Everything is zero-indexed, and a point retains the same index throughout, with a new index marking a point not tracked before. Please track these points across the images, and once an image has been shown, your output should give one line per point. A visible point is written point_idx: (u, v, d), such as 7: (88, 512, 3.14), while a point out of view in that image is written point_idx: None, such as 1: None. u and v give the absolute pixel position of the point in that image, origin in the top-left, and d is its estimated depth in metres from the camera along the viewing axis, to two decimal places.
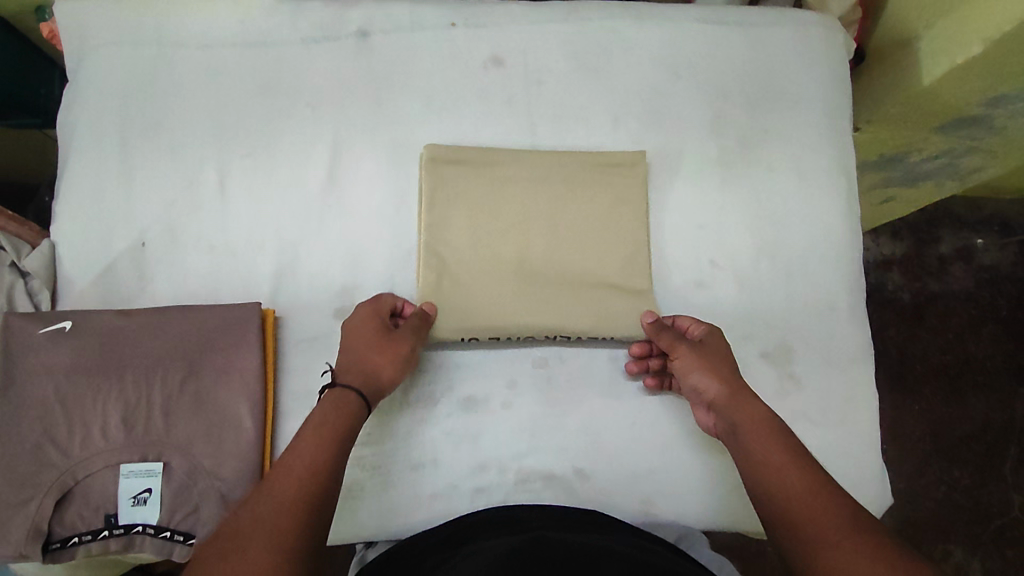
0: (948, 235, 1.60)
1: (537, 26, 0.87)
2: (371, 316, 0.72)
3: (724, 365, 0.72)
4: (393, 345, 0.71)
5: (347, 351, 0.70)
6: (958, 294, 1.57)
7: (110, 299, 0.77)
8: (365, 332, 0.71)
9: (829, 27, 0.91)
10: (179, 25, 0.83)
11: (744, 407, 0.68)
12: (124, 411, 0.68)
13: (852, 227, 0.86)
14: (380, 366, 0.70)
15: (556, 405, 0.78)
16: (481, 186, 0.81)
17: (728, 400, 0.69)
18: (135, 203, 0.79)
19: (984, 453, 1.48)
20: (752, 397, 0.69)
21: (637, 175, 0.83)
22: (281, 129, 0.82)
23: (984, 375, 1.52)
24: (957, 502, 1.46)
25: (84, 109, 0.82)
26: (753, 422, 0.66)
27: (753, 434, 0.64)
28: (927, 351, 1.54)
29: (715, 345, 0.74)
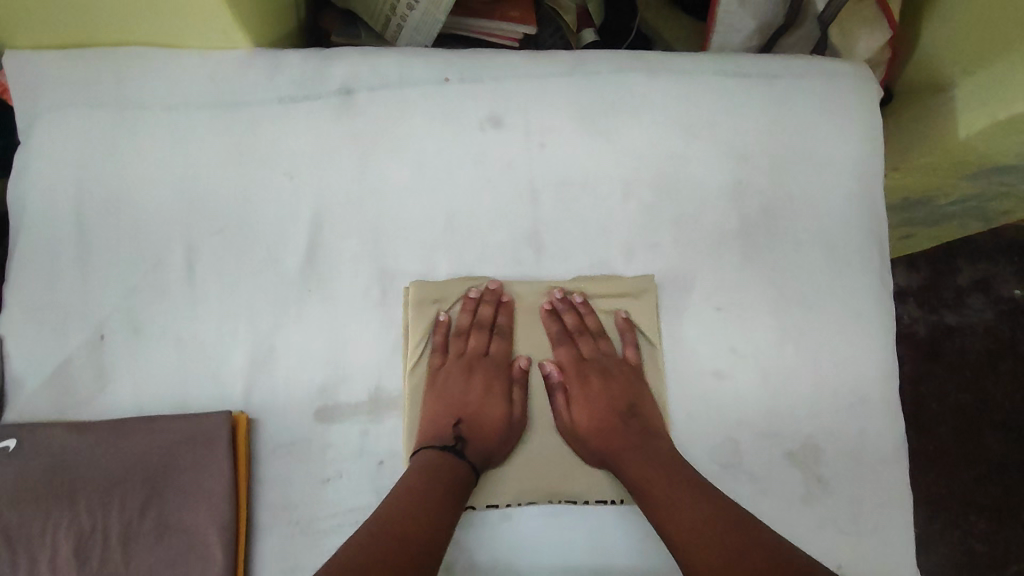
0: (965, 265, 1.44)
1: (538, 82, 0.79)
2: (495, 366, 0.75)
3: (607, 420, 0.72)
4: (504, 409, 0.72)
5: (453, 402, 0.73)
6: (975, 328, 1.41)
7: (63, 401, 0.68)
8: (483, 389, 0.73)
9: (861, 81, 0.82)
10: (141, 82, 0.74)
11: (631, 464, 0.68)
12: (76, 542, 0.61)
13: (885, 308, 0.78)
14: (487, 431, 0.71)
15: (559, 514, 0.71)
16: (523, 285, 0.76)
17: (614, 456, 0.70)
18: (92, 290, 0.70)
19: (1010, 501, 1.32)
20: (639, 440, 0.70)
21: (647, 306, 0.75)
22: (256, 201, 0.74)
23: (1001, 414, 1.37)
24: (977, 552, 1.31)
25: (35, 179, 0.73)
26: (643, 480, 0.67)
27: (656, 494, 0.65)
28: (943, 389, 1.38)
29: (589, 394, 0.74)
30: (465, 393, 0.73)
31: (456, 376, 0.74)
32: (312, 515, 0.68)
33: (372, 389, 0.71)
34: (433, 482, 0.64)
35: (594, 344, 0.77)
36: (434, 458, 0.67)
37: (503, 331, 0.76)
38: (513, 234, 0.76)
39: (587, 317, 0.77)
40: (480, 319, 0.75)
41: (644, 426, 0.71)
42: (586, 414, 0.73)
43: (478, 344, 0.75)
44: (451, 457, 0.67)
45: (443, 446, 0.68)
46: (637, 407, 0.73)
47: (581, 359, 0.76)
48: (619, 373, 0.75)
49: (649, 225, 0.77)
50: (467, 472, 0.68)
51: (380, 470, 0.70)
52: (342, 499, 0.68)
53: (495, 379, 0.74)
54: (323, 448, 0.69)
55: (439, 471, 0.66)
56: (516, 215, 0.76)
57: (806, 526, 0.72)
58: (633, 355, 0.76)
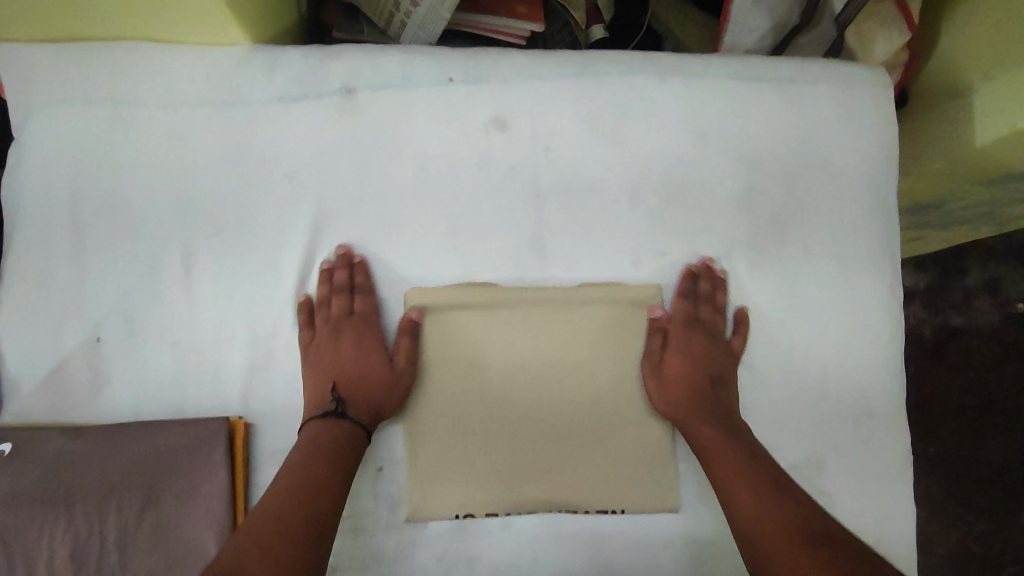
0: (973, 264, 1.32)
1: (545, 83, 0.77)
2: (364, 322, 0.73)
3: (694, 382, 0.72)
4: (379, 369, 0.70)
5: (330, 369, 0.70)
6: (982, 330, 1.31)
7: (59, 403, 0.67)
8: (359, 348, 0.72)
9: (877, 86, 0.80)
10: (138, 79, 0.73)
11: (700, 428, 0.69)
12: (73, 547, 0.60)
13: (894, 321, 0.77)
14: (368, 386, 0.70)
15: (559, 523, 0.70)
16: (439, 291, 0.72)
17: (686, 415, 0.70)
18: (88, 292, 0.69)
19: (1003, 501, 1.26)
20: (715, 408, 0.70)
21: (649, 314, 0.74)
22: (254, 202, 0.72)
23: (1006, 417, 1.28)
24: (969, 549, 1.26)
25: (29, 177, 0.71)
26: (711, 444, 0.67)
27: (720, 458, 0.66)
28: (946, 389, 1.29)
29: (691, 353, 0.74)
30: (337, 354, 0.71)
31: (326, 341, 0.71)
32: None
33: None
34: (317, 452, 0.63)
35: (712, 312, 0.75)
36: (319, 426, 0.66)
37: (365, 291, 0.72)
38: (517, 240, 0.74)
39: (718, 292, 0.75)
40: (336, 284, 0.72)
41: (726, 399, 0.72)
42: (681, 367, 0.73)
43: (342, 307, 0.72)
44: (336, 424, 0.66)
45: (324, 413, 0.67)
46: (723, 379, 0.73)
47: (698, 321, 0.75)
48: (724, 348, 0.74)
49: (656, 233, 0.76)
50: (354, 435, 0.67)
51: (380, 477, 0.69)
52: None
53: (364, 339, 0.72)
54: None
55: (325, 442, 0.64)
56: (519, 220, 0.74)
57: None
58: (740, 343, 0.75)
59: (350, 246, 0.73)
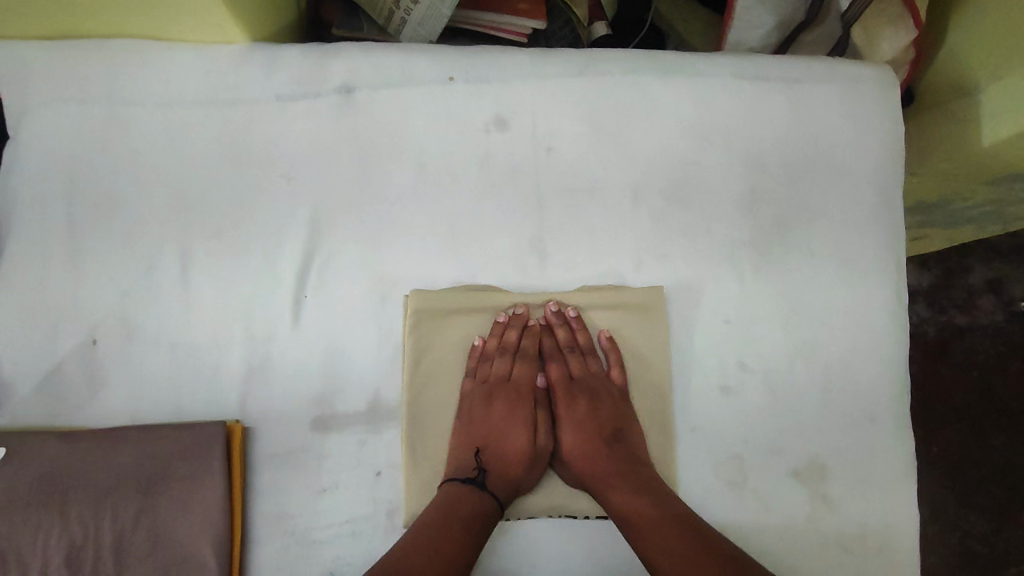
0: (978, 264, 1.31)
1: (546, 82, 0.76)
2: (475, 389, 0.72)
3: (591, 443, 0.70)
4: (529, 433, 0.71)
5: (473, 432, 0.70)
6: (985, 330, 1.30)
7: (56, 406, 0.67)
8: (469, 416, 0.71)
9: (883, 84, 0.79)
10: (134, 77, 0.72)
11: (619, 495, 0.66)
12: (68, 552, 0.60)
13: (900, 324, 0.76)
14: (508, 454, 0.70)
15: (559, 527, 0.70)
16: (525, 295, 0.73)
17: (600, 483, 0.67)
18: (84, 294, 0.69)
19: (1006, 502, 1.25)
20: (625, 468, 0.68)
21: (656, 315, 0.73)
22: (251, 203, 0.71)
23: (1009, 417, 1.27)
24: (971, 550, 1.25)
25: (23, 177, 0.70)
26: (635, 514, 0.63)
27: (642, 531, 0.62)
28: (948, 389, 1.29)
29: (575, 417, 0.72)
30: (484, 416, 0.71)
31: (479, 404, 0.71)
32: (307, 525, 0.67)
33: (370, 399, 0.69)
34: (450, 518, 0.62)
35: (583, 362, 0.74)
36: (457, 491, 0.66)
37: (530, 356, 0.74)
38: (518, 242, 0.73)
39: (578, 334, 0.74)
40: (502, 343, 0.73)
41: (629, 455, 0.69)
42: (573, 437, 0.71)
43: (502, 369, 0.73)
44: (475, 492, 0.66)
45: (463, 479, 0.67)
46: (623, 432, 0.71)
47: (571, 378, 0.74)
48: (607, 396, 0.72)
49: (659, 234, 0.74)
50: (490, 505, 0.66)
51: (378, 482, 0.68)
52: (338, 510, 0.67)
53: (515, 406, 0.73)
54: (319, 458, 0.68)
55: (458, 508, 0.64)
56: (520, 222, 0.73)
57: (811, 545, 0.71)
58: (621, 376, 0.73)
59: (349, 249, 0.72)
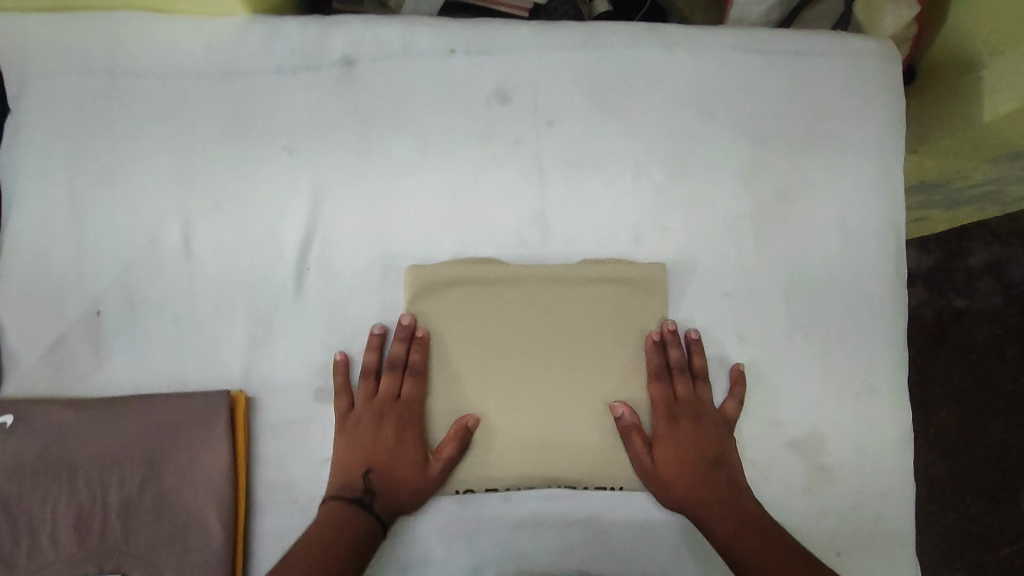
0: (978, 245, 1.31)
1: (548, 55, 0.75)
2: (365, 407, 0.68)
3: (692, 469, 0.69)
4: (418, 459, 0.67)
5: (364, 450, 0.67)
6: (984, 312, 1.30)
7: (61, 376, 0.67)
8: (358, 435, 0.68)
9: (886, 59, 0.78)
10: (134, 48, 0.72)
11: (724, 521, 0.66)
12: (76, 517, 0.61)
13: (899, 297, 0.76)
14: (398, 478, 0.67)
15: (559, 495, 0.71)
16: (433, 312, 0.70)
17: (701, 511, 0.67)
18: (87, 265, 0.69)
19: (1001, 481, 1.26)
20: (727, 497, 0.67)
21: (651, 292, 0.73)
22: (253, 176, 0.71)
23: (1007, 398, 1.28)
24: (966, 528, 1.26)
25: (25, 148, 0.71)
26: (744, 543, 0.64)
27: (751, 557, 0.63)
28: (946, 371, 1.30)
29: (679, 438, 0.70)
30: (377, 438, 0.68)
31: (367, 423, 0.68)
32: (311, 494, 0.67)
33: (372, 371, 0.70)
34: (332, 541, 0.62)
35: (693, 386, 0.72)
36: (342, 509, 0.64)
37: (417, 371, 0.69)
38: (518, 215, 0.73)
39: (694, 356, 0.72)
40: (392, 359, 0.69)
41: (729, 483, 0.68)
42: (676, 459, 0.69)
43: (389, 387, 0.69)
44: (356, 515, 0.64)
45: (349, 498, 0.65)
46: (724, 458, 0.70)
47: (676, 399, 0.71)
48: (712, 422, 0.71)
49: (660, 209, 0.75)
50: (372, 527, 0.65)
51: None
52: None
53: (407, 425, 0.68)
54: (322, 428, 0.69)
55: (343, 530, 0.63)
56: (521, 196, 0.74)
57: (807, 515, 0.71)
58: (733, 408, 0.72)
59: (351, 221, 0.72)
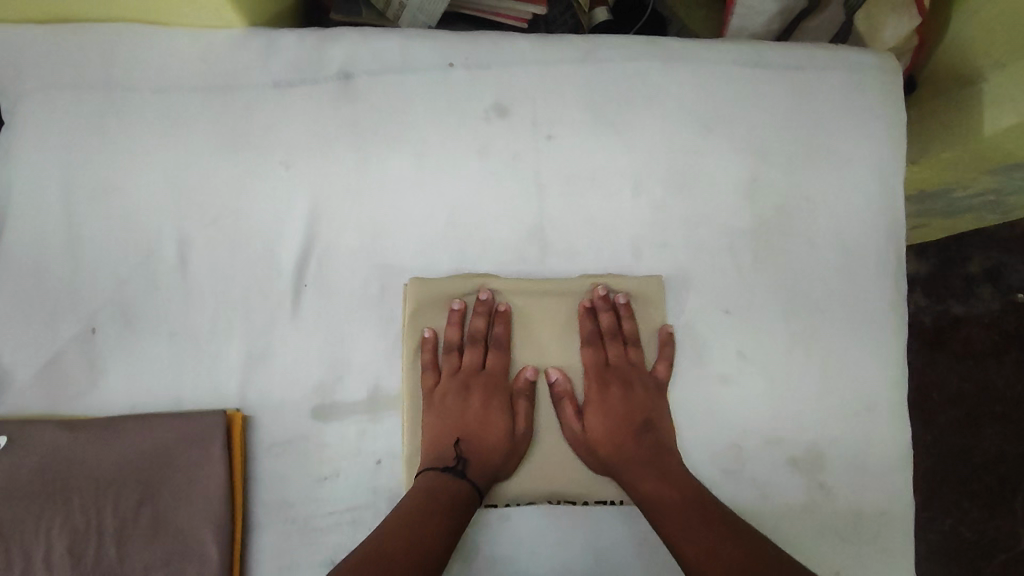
0: (977, 253, 1.31)
1: (547, 68, 0.75)
2: (451, 379, 0.70)
3: (622, 431, 0.69)
4: (505, 423, 0.69)
5: (450, 421, 0.68)
6: (982, 319, 1.30)
7: (55, 395, 0.67)
8: (443, 406, 0.69)
9: (886, 74, 0.78)
10: (129, 62, 0.71)
11: (646, 478, 0.65)
12: (71, 540, 0.60)
13: (898, 314, 0.76)
14: (486, 445, 0.67)
15: (558, 514, 0.70)
16: (521, 295, 0.72)
17: (625, 471, 0.67)
18: (82, 283, 0.68)
19: (998, 488, 1.26)
20: (654, 455, 0.67)
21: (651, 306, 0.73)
22: (249, 192, 0.71)
23: (1004, 405, 1.28)
24: (964, 536, 1.26)
25: (17, 163, 0.70)
26: (662, 498, 0.63)
27: (667, 511, 0.62)
28: (944, 378, 1.29)
29: (607, 402, 0.70)
30: (463, 410, 0.69)
31: (454, 394, 0.69)
32: (308, 513, 0.67)
33: (370, 388, 0.70)
34: (434, 504, 0.61)
35: (624, 350, 0.73)
36: (434, 477, 0.64)
37: (500, 343, 0.71)
38: (517, 230, 0.73)
39: (623, 321, 0.73)
40: (472, 333, 0.72)
41: (657, 443, 0.68)
42: (603, 423, 0.69)
43: (473, 359, 0.71)
44: (453, 480, 0.64)
45: (442, 467, 0.65)
46: (653, 421, 0.69)
47: (606, 365, 0.72)
48: (642, 386, 0.71)
49: (659, 224, 0.74)
50: (469, 491, 0.64)
51: (378, 470, 0.68)
52: (338, 498, 0.67)
53: (493, 395, 0.70)
54: (319, 447, 0.68)
55: (440, 495, 0.62)
56: (520, 210, 0.73)
57: (806, 533, 0.71)
58: (664, 371, 0.72)
59: (347, 237, 0.71)
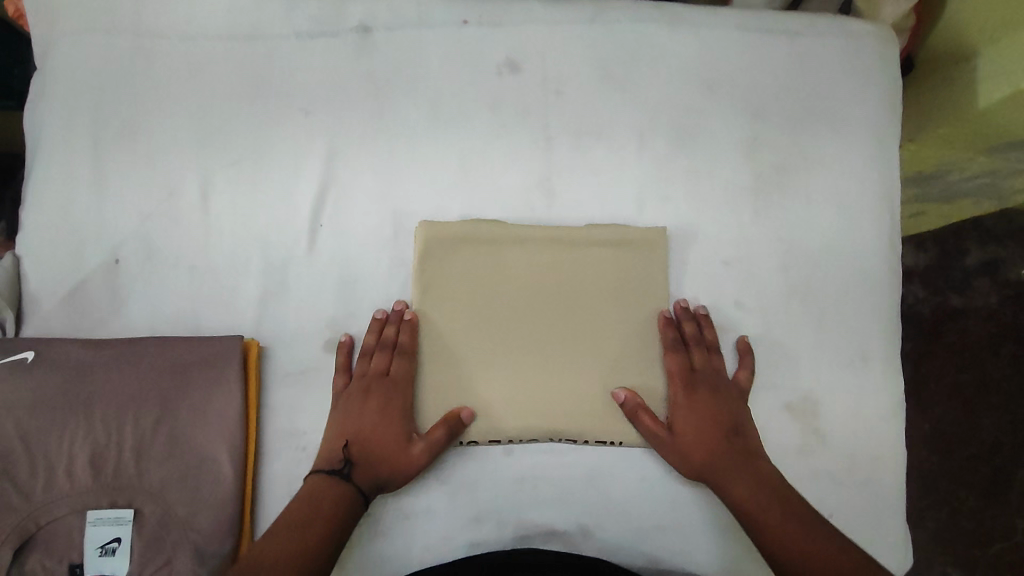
0: (976, 245, 1.33)
1: (557, 28, 0.78)
2: (357, 381, 0.70)
3: (709, 434, 0.70)
4: (403, 436, 0.68)
5: (349, 424, 0.68)
6: (980, 310, 1.32)
7: (79, 320, 0.70)
8: (346, 410, 0.69)
9: (882, 42, 0.81)
10: (160, 10, 0.74)
11: (741, 486, 0.67)
12: (92, 452, 0.63)
13: (892, 271, 0.78)
14: (383, 456, 0.67)
15: (562, 455, 0.73)
16: (523, 226, 0.74)
17: (716, 477, 0.69)
18: (108, 216, 0.71)
19: (994, 478, 1.28)
20: (745, 463, 0.68)
21: (657, 256, 0.75)
22: (270, 135, 0.74)
23: (1001, 396, 1.29)
24: (959, 523, 1.27)
25: (50, 102, 0.73)
26: (763, 506, 0.65)
27: (765, 518, 0.64)
28: (940, 367, 1.31)
29: (695, 406, 0.72)
30: (362, 414, 0.68)
31: (356, 399, 0.69)
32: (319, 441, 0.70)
33: None
34: (312, 509, 0.62)
35: (708, 357, 0.74)
36: (321, 481, 0.64)
37: (406, 352, 0.70)
38: (526, 180, 0.76)
39: (704, 329, 0.74)
40: (384, 339, 0.70)
41: (747, 451, 0.70)
42: (690, 426, 0.71)
43: (379, 364, 0.70)
44: (336, 484, 0.64)
45: (329, 470, 0.65)
46: (740, 426, 0.71)
47: (692, 371, 0.73)
48: (727, 393, 0.73)
49: (661, 178, 0.77)
50: (353, 498, 0.65)
51: None
52: None
53: (390, 404, 0.69)
54: (331, 379, 0.71)
55: (324, 497, 0.63)
56: (529, 162, 0.76)
57: (800, 478, 0.73)
58: (745, 378, 0.74)
59: (362, 182, 0.74)
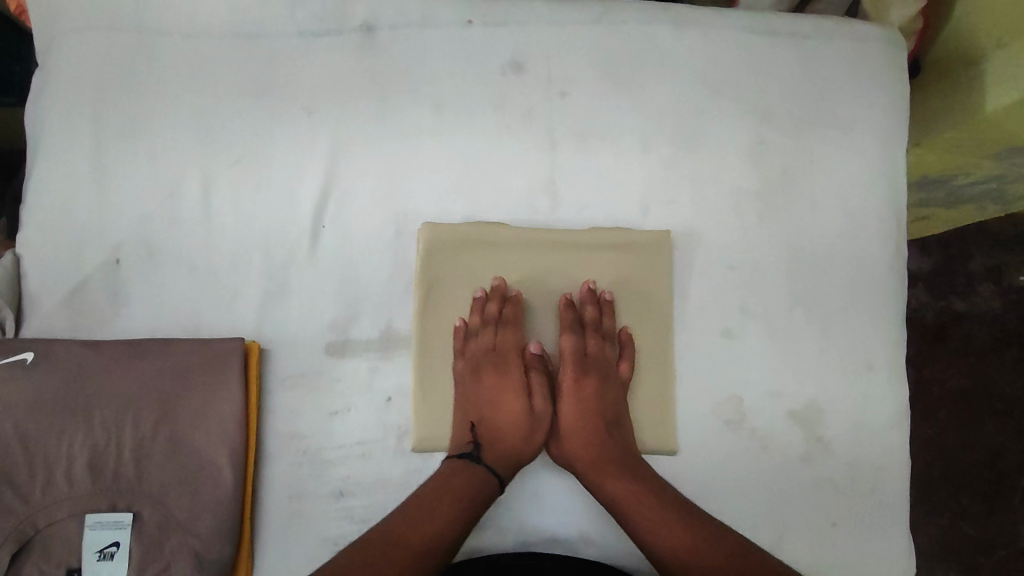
0: (979, 252, 1.33)
1: (563, 29, 0.77)
2: (470, 360, 0.72)
3: (589, 422, 0.70)
4: (523, 402, 0.71)
5: (468, 405, 0.71)
6: (984, 317, 1.31)
7: (79, 320, 0.69)
8: (461, 391, 0.71)
9: (890, 46, 0.80)
10: (163, 8, 0.74)
11: (607, 473, 0.67)
12: (91, 455, 0.62)
13: (898, 278, 0.77)
14: (506, 430, 0.70)
15: (563, 460, 0.72)
16: (527, 230, 0.74)
17: (588, 464, 0.68)
18: (109, 216, 0.71)
19: (997, 485, 1.27)
20: (619, 455, 0.69)
21: (661, 261, 0.75)
22: (273, 135, 0.73)
23: (1004, 402, 1.29)
24: (962, 530, 1.26)
25: (51, 99, 0.72)
26: (628, 495, 0.65)
27: (635, 510, 0.64)
28: (943, 372, 1.31)
29: (581, 394, 0.72)
30: (477, 393, 0.71)
31: (469, 378, 0.71)
32: (320, 445, 0.69)
33: (383, 327, 0.72)
34: (460, 492, 0.64)
35: (602, 343, 0.73)
36: (457, 463, 0.67)
37: (514, 326, 0.72)
38: (530, 183, 0.75)
39: (604, 315, 0.74)
40: (486, 317, 0.72)
41: (623, 442, 0.70)
42: (574, 413, 0.71)
43: (485, 340, 0.72)
44: (472, 466, 0.66)
45: (461, 453, 0.68)
46: (621, 418, 0.72)
47: (586, 354, 0.73)
48: (616, 384, 0.73)
49: (667, 182, 0.76)
50: (490, 475, 0.66)
51: (388, 407, 0.71)
52: (349, 432, 0.70)
53: (511, 379, 0.72)
54: (332, 382, 0.70)
55: (463, 479, 0.65)
56: (533, 164, 0.76)
57: (804, 486, 0.73)
58: (628, 367, 0.74)
59: (365, 183, 0.74)
